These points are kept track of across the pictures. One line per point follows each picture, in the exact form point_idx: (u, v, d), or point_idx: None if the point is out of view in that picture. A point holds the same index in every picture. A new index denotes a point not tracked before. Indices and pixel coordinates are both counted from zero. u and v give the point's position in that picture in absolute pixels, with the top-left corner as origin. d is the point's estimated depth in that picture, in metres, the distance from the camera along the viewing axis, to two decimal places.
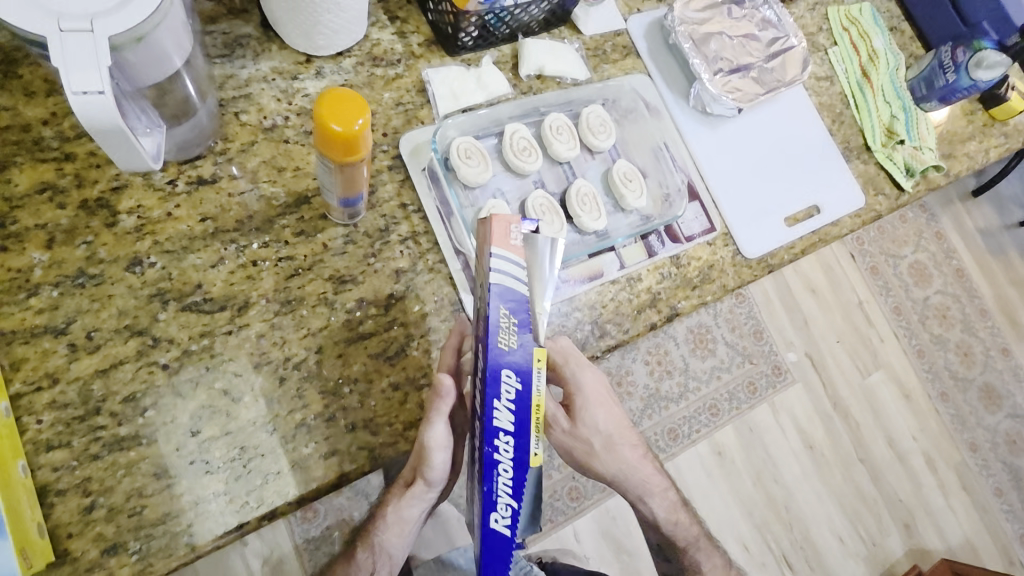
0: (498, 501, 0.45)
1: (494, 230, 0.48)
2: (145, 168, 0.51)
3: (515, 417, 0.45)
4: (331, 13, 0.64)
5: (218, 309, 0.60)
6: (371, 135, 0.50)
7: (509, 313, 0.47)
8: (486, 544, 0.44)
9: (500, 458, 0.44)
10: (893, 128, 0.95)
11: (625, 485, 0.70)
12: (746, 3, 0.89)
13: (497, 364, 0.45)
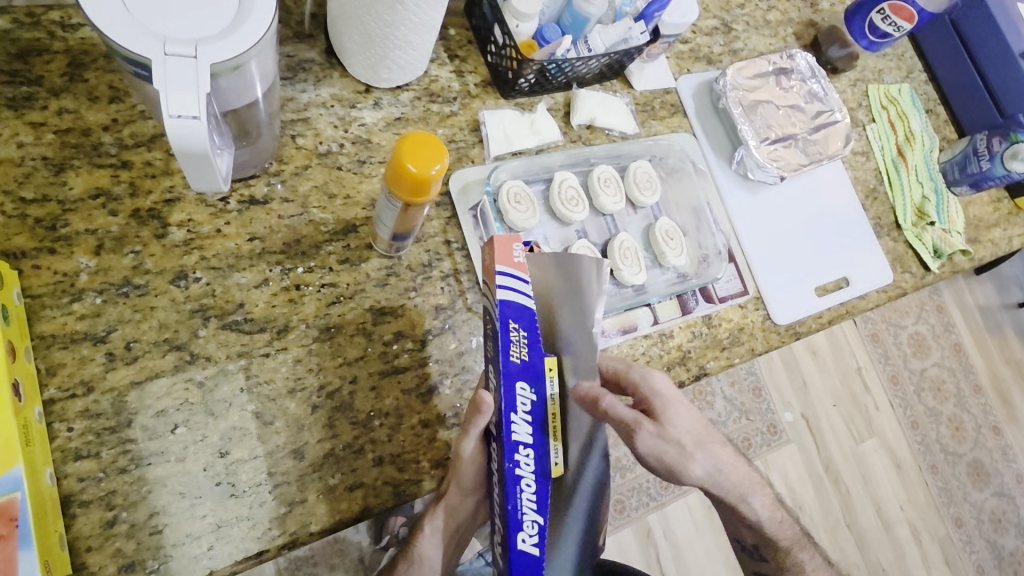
0: (524, 520, 0.48)
1: (497, 251, 0.48)
2: (215, 188, 0.48)
3: (532, 431, 0.49)
4: (400, 50, 0.65)
5: (258, 330, 0.60)
6: (441, 179, 0.51)
7: (519, 330, 0.49)
8: (517, 563, 0.47)
9: (522, 472, 0.48)
10: (924, 209, 0.99)
11: (720, 488, 0.68)
12: (794, 75, 0.91)
13: (513, 379, 0.48)
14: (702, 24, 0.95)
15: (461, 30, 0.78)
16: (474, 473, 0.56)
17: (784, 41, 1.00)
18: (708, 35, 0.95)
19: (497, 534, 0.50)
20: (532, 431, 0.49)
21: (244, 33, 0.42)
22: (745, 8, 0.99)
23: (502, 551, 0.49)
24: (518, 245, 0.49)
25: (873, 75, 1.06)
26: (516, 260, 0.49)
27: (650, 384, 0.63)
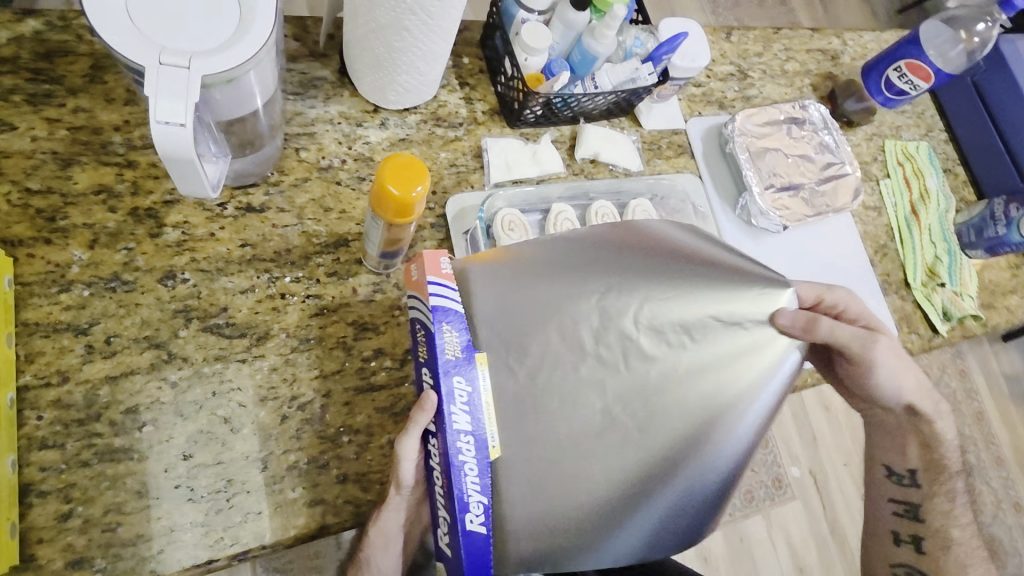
0: (469, 502, 0.48)
1: (425, 264, 0.52)
2: (202, 194, 0.50)
3: (470, 417, 0.49)
4: (408, 75, 0.66)
5: (237, 335, 0.60)
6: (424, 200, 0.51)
7: (452, 330, 0.51)
8: (466, 545, 0.48)
9: (463, 457, 0.48)
10: (935, 269, 0.97)
11: (924, 403, 0.74)
12: (807, 126, 0.91)
13: (447, 372, 0.49)
14: (718, 69, 0.95)
15: (474, 59, 0.80)
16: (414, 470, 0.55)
17: (800, 91, 1.01)
18: (723, 81, 0.95)
19: (443, 525, 0.51)
20: (471, 421, 0.49)
21: (239, 50, 0.43)
22: (762, 57, 1.00)
23: (450, 538, 0.50)
24: (444, 259, 0.53)
25: (891, 131, 1.05)
26: (445, 271, 0.53)
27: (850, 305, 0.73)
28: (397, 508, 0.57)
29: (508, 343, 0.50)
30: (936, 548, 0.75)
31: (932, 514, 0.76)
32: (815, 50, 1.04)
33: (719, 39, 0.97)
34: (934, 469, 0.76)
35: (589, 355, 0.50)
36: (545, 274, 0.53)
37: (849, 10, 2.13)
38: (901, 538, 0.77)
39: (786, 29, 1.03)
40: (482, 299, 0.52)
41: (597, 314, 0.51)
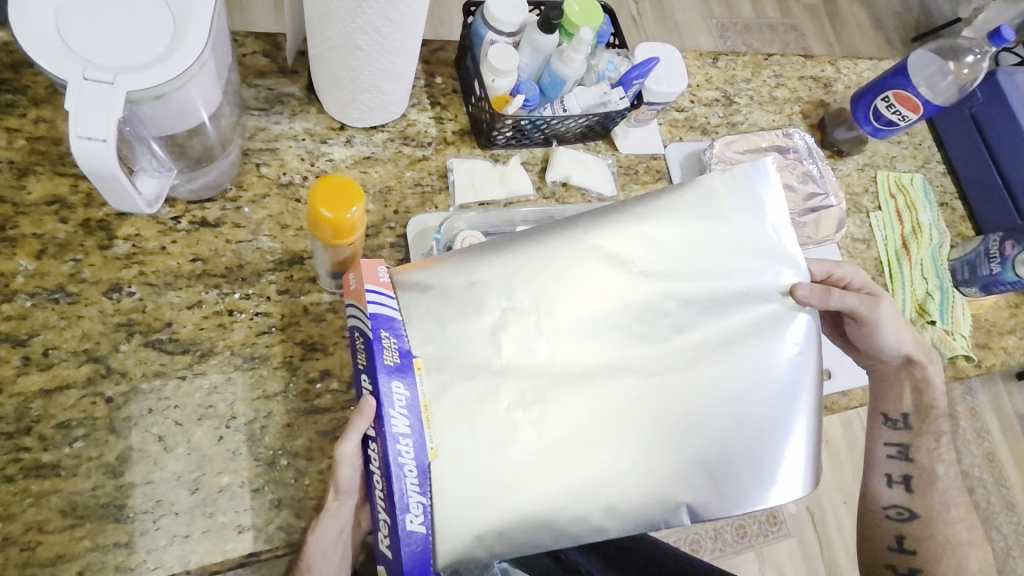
0: (409, 503, 0.47)
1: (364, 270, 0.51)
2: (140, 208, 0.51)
3: (409, 421, 0.48)
4: (370, 93, 0.65)
5: (180, 352, 0.59)
6: (361, 219, 0.50)
7: (391, 336, 0.50)
8: (408, 549, 0.47)
9: (403, 459, 0.47)
10: (926, 306, 0.93)
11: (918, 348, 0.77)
12: (791, 154, 0.88)
13: (385, 377, 0.48)
14: (702, 94, 0.93)
15: (448, 79, 0.79)
16: (354, 474, 0.54)
17: (789, 118, 0.98)
18: (707, 106, 0.93)
19: (382, 529, 0.49)
20: (410, 425, 0.48)
21: (166, 65, 0.43)
22: (751, 83, 0.98)
23: (390, 540, 0.48)
24: (384, 268, 0.52)
25: (884, 161, 1.02)
26: (383, 279, 0.51)
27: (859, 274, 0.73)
28: (336, 514, 0.56)
29: (513, 332, 0.53)
30: (925, 487, 0.76)
31: (920, 452, 0.77)
32: (808, 77, 1.02)
33: (705, 64, 0.96)
34: (924, 412, 0.77)
35: (611, 332, 0.55)
36: (533, 260, 0.55)
37: (863, 36, 2.08)
38: (893, 481, 0.78)
39: (777, 56, 1.01)
40: (459, 297, 0.53)
41: (609, 294, 0.56)
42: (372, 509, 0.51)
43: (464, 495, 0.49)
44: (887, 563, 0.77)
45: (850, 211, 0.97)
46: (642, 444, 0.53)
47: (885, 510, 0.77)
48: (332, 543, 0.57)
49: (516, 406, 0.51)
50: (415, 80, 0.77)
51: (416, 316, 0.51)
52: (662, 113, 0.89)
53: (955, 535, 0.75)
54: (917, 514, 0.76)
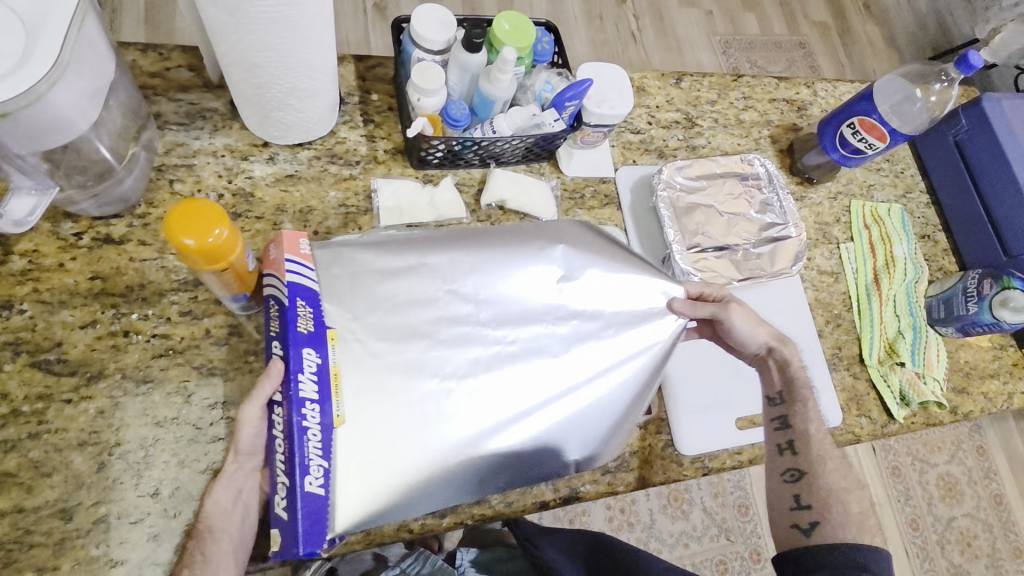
0: (311, 464, 0.48)
1: (284, 241, 0.52)
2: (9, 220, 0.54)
3: (318, 388, 0.50)
4: (283, 111, 0.63)
5: (67, 373, 0.57)
6: (233, 237, 0.47)
7: (307, 307, 0.51)
8: (303, 508, 0.48)
9: (307, 424, 0.48)
10: (896, 347, 0.87)
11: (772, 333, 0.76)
12: (751, 181, 0.84)
13: (297, 345, 0.49)
14: (661, 116, 0.89)
15: (384, 96, 0.76)
16: (256, 436, 0.52)
17: (756, 143, 0.93)
18: (666, 128, 0.89)
19: (280, 490, 0.49)
20: (318, 391, 0.50)
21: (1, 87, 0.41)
22: (716, 105, 0.93)
23: (287, 502, 0.49)
24: (306, 241, 0.54)
25: (861, 190, 0.96)
26: (303, 251, 0.54)
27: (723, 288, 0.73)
28: (235, 476, 0.53)
29: (444, 314, 0.55)
30: (806, 442, 0.73)
31: (795, 418, 0.75)
32: (780, 100, 0.97)
33: (667, 84, 0.91)
34: (793, 383, 0.75)
35: (538, 315, 0.57)
36: (463, 251, 0.58)
37: (875, 54, 1.99)
38: (779, 447, 0.74)
39: (748, 77, 0.97)
40: (386, 282, 0.55)
41: (536, 281, 0.58)
42: (269, 472, 0.50)
43: (381, 462, 0.50)
44: (792, 525, 0.72)
45: (819, 242, 0.91)
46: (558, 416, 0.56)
47: (781, 475, 0.74)
48: (231, 510, 0.53)
49: (442, 382, 0.53)
50: (348, 96, 0.75)
51: (347, 297, 0.53)
52: (615, 134, 0.85)
53: (841, 483, 0.72)
54: (806, 472, 0.72)
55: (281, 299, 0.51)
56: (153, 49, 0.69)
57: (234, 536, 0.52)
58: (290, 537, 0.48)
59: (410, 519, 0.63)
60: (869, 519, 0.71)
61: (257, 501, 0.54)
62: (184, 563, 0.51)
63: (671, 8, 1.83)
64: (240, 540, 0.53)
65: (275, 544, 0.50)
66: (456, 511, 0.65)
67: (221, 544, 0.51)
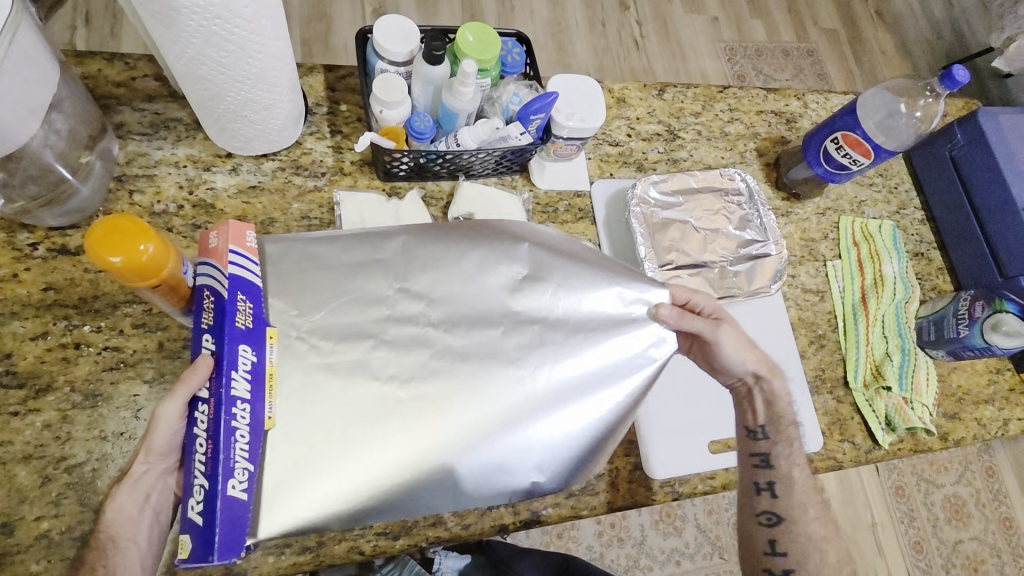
0: (235, 466, 0.46)
1: (228, 231, 0.50)
2: None
3: (252, 387, 0.48)
4: (240, 123, 0.62)
5: (16, 385, 0.57)
6: (163, 252, 0.48)
7: (248, 302, 0.50)
8: (221, 512, 0.45)
9: (236, 424, 0.47)
10: (882, 370, 0.83)
11: (762, 362, 0.71)
12: (731, 196, 0.81)
13: (233, 340, 0.48)
14: (642, 128, 0.87)
15: (353, 106, 0.76)
16: (173, 437, 0.49)
17: (741, 156, 0.91)
18: (646, 140, 0.87)
19: (196, 494, 0.46)
20: (251, 390, 0.48)
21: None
22: (700, 117, 0.91)
23: (203, 506, 0.45)
24: (254, 233, 0.52)
25: (851, 206, 0.93)
26: (250, 244, 0.52)
27: (717, 307, 0.68)
28: (141, 480, 0.50)
29: (392, 315, 0.53)
30: (789, 486, 0.69)
31: (779, 458, 0.70)
32: (768, 111, 0.94)
33: (649, 95, 0.89)
34: (779, 420, 0.70)
35: (491, 318, 0.55)
36: (419, 251, 0.56)
37: (886, 62, 1.95)
38: (758, 488, 0.70)
39: (734, 88, 0.94)
40: (336, 281, 0.54)
41: (492, 285, 0.56)
42: (187, 473, 0.47)
43: (314, 468, 0.48)
44: (763, 568, 0.69)
45: (805, 259, 0.88)
46: (510, 427, 0.52)
47: (758, 517, 0.69)
48: (136, 515, 0.50)
49: (383, 384, 0.51)
50: (316, 107, 0.74)
51: (294, 294, 0.53)
52: (592, 147, 0.84)
53: (820, 532, 0.69)
54: (783, 518, 0.69)
55: (221, 290, 0.49)
56: (120, 58, 0.69)
57: (141, 544, 0.50)
58: (202, 544, 0.44)
59: (362, 541, 0.62)
60: (845, 567, 0.69)
61: (167, 504, 0.51)
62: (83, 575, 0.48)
63: (675, 15, 1.80)
64: (148, 548, 0.51)
65: (182, 553, 0.45)
66: (411, 533, 0.63)
67: (127, 554, 0.49)
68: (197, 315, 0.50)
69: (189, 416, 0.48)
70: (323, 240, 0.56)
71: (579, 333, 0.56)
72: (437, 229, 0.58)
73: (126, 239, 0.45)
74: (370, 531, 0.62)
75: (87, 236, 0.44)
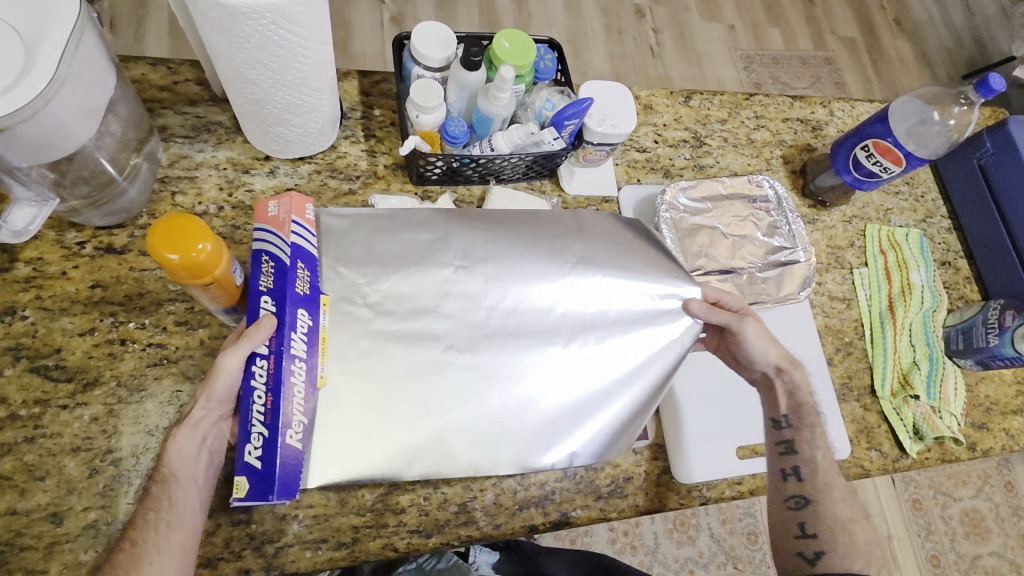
0: (294, 418, 0.53)
1: (292, 203, 0.57)
2: (19, 233, 0.55)
3: (306, 347, 0.56)
4: (281, 126, 0.63)
5: (64, 380, 0.59)
6: (217, 251, 0.49)
7: (305, 270, 0.57)
8: (280, 458, 0.52)
9: (294, 379, 0.54)
10: (910, 378, 0.83)
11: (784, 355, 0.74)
12: (759, 203, 0.82)
13: (294, 304, 0.55)
14: (668, 134, 0.88)
15: (387, 111, 0.77)
16: (231, 386, 0.54)
17: (767, 163, 0.91)
18: (673, 147, 0.88)
19: (253, 441, 0.52)
20: (306, 350, 0.56)
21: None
22: (726, 124, 0.92)
23: (262, 452, 0.52)
24: (311, 206, 0.59)
25: (877, 214, 0.93)
26: (308, 217, 0.59)
27: (742, 303, 0.73)
28: (199, 425, 0.55)
29: (449, 293, 0.63)
30: (813, 469, 0.71)
31: (802, 445, 0.72)
32: (794, 119, 0.95)
33: (676, 102, 0.90)
34: (801, 408, 0.73)
35: (534, 299, 0.65)
36: (477, 238, 0.67)
37: (906, 71, 1.94)
38: (784, 473, 0.71)
39: (760, 95, 0.95)
40: (405, 261, 0.64)
41: (535, 273, 0.66)
42: (242, 421, 0.52)
43: (379, 414, 0.59)
44: (796, 552, 0.69)
45: (831, 266, 0.89)
46: (541, 397, 0.63)
47: (785, 501, 0.70)
48: (195, 456, 0.54)
49: (443, 352, 0.61)
50: (351, 111, 0.76)
51: (360, 266, 0.62)
52: (620, 153, 0.84)
53: (847, 511, 0.69)
54: (811, 497, 0.69)
55: (283, 257, 0.55)
56: (163, 63, 0.71)
57: (198, 482, 0.54)
58: (261, 484, 0.51)
59: (395, 538, 0.63)
60: (876, 551, 0.69)
61: (218, 448, 0.57)
62: (147, 507, 0.52)
63: (692, 23, 1.81)
64: (203, 485, 0.55)
65: (240, 493, 0.51)
66: (442, 531, 0.64)
67: (187, 490, 0.53)
68: (255, 276, 0.56)
69: (246, 369, 0.53)
70: (387, 221, 0.66)
71: (608, 316, 0.67)
72: (484, 224, 0.68)
73: (183, 238, 0.46)
74: (403, 529, 0.63)
75: (149, 233, 0.46)
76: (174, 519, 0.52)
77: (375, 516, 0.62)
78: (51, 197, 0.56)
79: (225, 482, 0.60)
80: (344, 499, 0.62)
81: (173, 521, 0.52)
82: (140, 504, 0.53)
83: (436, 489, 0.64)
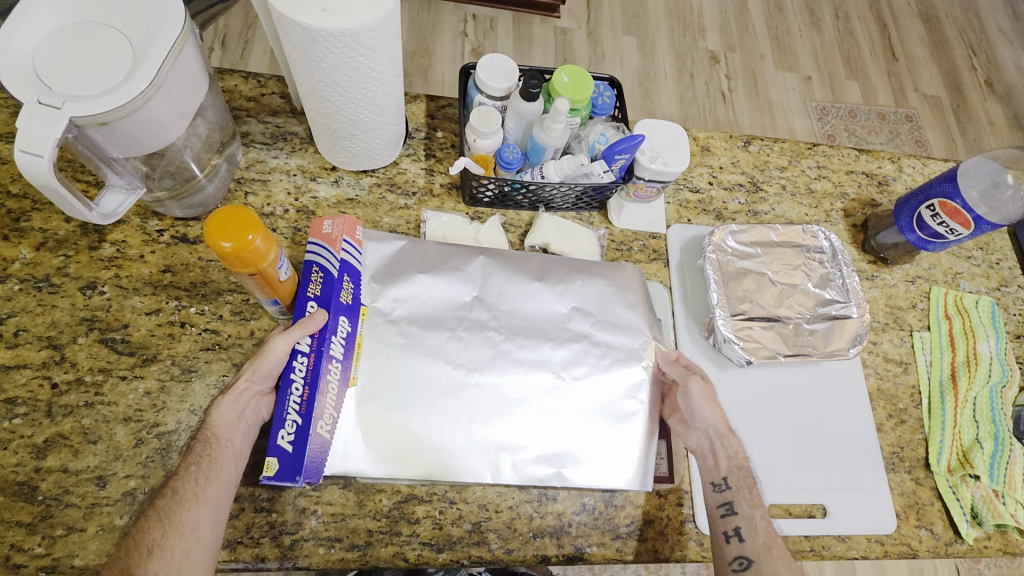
0: (324, 412, 0.57)
1: (345, 225, 0.63)
2: (104, 219, 0.59)
3: (343, 351, 0.60)
4: (347, 141, 0.68)
5: (127, 353, 0.64)
6: (264, 243, 0.52)
7: (350, 284, 0.62)
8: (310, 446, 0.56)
9: (329, 377, 0.58)
10: (971, 457, 0.76)
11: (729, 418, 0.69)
12: (813, 253, 0.80)
13: (337, 312, 0.60)
14: (723, 177, 0.87)
15: (449, 134, 0.81)
16: (276, 366, 0.58)
17: (826, 215, 0.88)
18: (728, 190, 0.87)
19: (287, 427, 0.56)
20: (343, 353, 0.60)
21: (100, 102, 0.47)
22: (786, 171, 0.90)
23: (293, 437, 0.55)
24: (361, 228, 0.64)
25: (945, 276, 0.89)
26: (357, 237, 0.64)
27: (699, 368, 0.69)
28: (242, 395, 0.58)
29: (466, 317, 0.66)
30: (753, 527, 0.65)
31: (742, 504, 0.66)
32: (859, 172, 0.92)
33: (735, 146, 0.90)
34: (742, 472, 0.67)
35: (550, 333, 0.67)
36: (498, 269, 0.69)
37: (994, 134, 1.84)
38: (726, 534, 0.65)
39: (825, 146, 0.93)
40: (431, 283, 0.66)
41: (545, 306, 0.68)
42: (279, 406, 0.56)
43: (390, 423, 0.60)
44: None
45: (889, 326, 0.85)
46: (545, 427, 0.64)
47: (728, 563, 0.64)
48: (235, 422, 0.58)
49: (455, 370, 0.63)
50: (415, 131, 0.80)
51: (391, 282, 0.65)
52: (672, 191, 0.85)
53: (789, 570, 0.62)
54: (755, 560, 0.63)
55: (332, 270, 0.61)
56: (254, 77, 0.78)
57: (235, 446, 0.57)
58: (290, 466, 0.55)
59: (407, 548, 0.63)
60: None
61: (256, 420, 0.60)
62: (189, 461, 0.56)
63: (766, 72, 1.80)
64: (241, 450, 0.58)
65: (269, 471, 0.55)
66: (454, 548, 0.64)
67: (224, 451, 0.57)
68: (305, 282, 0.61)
69: (289, 362, 0.58)
70: (422, 246, 0.68)
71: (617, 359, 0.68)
72: (507, 258, 0.70)
73: (235, 228, 0.50)
74: (415, 540, 0.63)
75: (206, 224, 0.50)
76: (212, 475, 0.55)
77: (390, 522, 0.63)
78: (139, 186, 0.62)
79: (253, 464, 0.63)
80: (363, 501, 0.63)
81: (212, 476, 0.55)
82: (183, 458, 0.56)
83: (452, 504, 0.65)
